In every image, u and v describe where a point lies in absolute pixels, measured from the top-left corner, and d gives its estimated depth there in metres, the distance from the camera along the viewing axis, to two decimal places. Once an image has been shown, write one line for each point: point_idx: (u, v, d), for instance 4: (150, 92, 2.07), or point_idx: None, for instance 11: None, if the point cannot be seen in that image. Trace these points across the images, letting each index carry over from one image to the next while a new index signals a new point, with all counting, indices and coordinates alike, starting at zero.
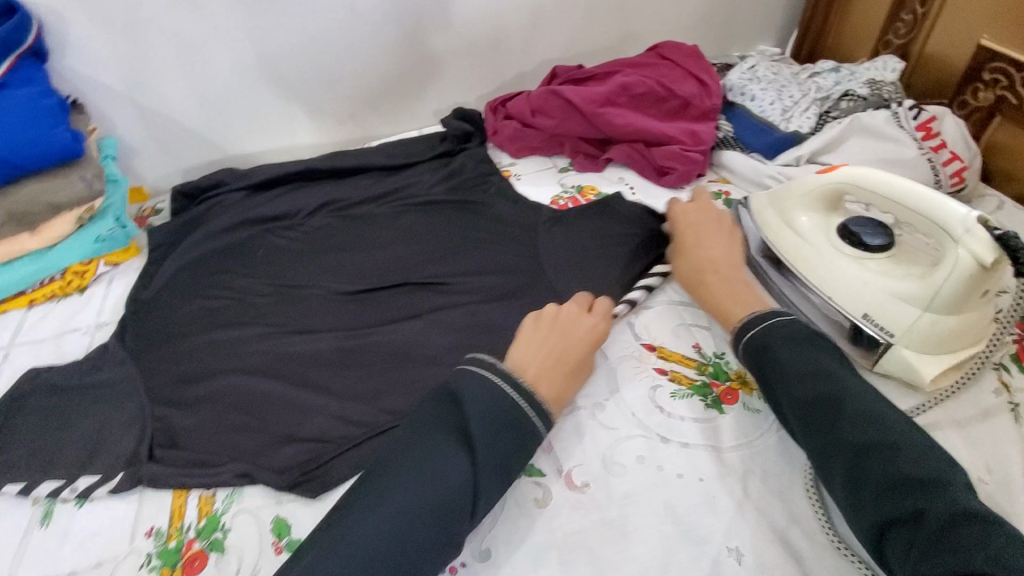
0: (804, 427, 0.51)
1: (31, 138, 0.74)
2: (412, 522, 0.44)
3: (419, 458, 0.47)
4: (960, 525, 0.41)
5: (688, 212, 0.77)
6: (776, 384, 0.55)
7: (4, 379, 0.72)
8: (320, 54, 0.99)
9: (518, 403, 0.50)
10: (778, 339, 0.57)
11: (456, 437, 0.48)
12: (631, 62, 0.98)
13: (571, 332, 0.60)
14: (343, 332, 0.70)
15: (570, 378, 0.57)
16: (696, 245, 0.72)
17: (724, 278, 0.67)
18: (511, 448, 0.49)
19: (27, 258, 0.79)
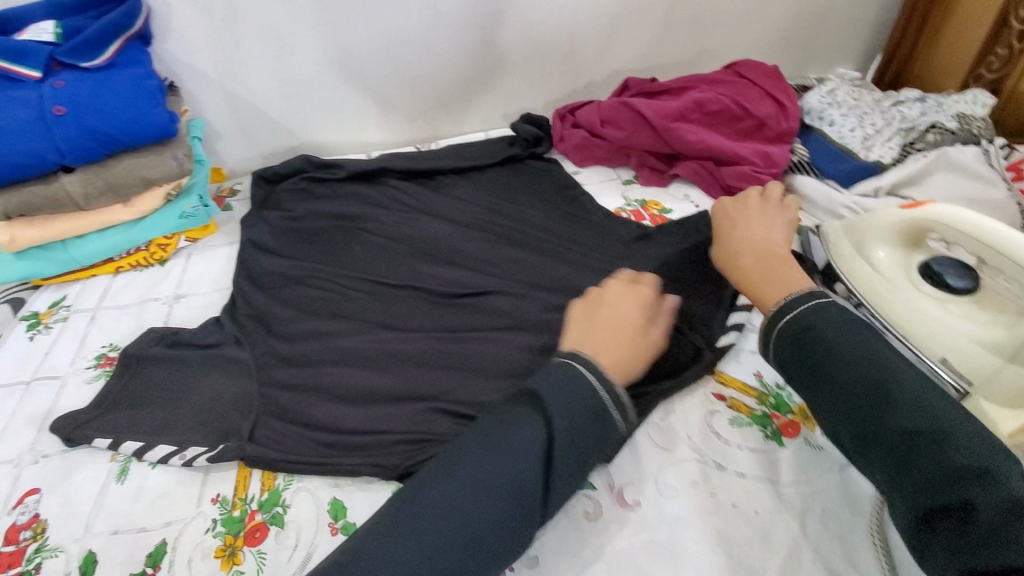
0: (846, 413, 0.47)
1: (133, 117, 0.79)
2: (491, 501, 0.44)
3: (507, 440, 0.46)
4: (1017, 521, 0.36)
5: (726, 204, 0.73)
6: (814, 367, 0.49)
7: (91, 339, 0.77)
8: (399, 52, 1.01)
9: (598, 393, 0.49)
10: (821, 320, 0.51)
11: (548, 419, 0.47)
12: (708, 77, 0.96)
13: (618, 307, 0.59)
14: (440, 334, 0.73)
15: (634, 346, 0.55)
16: (734, 231, 0.68)
17: (757, 257, 0.62)
18: (592, 435, 0.48)
19: (117, 228, 0.85)
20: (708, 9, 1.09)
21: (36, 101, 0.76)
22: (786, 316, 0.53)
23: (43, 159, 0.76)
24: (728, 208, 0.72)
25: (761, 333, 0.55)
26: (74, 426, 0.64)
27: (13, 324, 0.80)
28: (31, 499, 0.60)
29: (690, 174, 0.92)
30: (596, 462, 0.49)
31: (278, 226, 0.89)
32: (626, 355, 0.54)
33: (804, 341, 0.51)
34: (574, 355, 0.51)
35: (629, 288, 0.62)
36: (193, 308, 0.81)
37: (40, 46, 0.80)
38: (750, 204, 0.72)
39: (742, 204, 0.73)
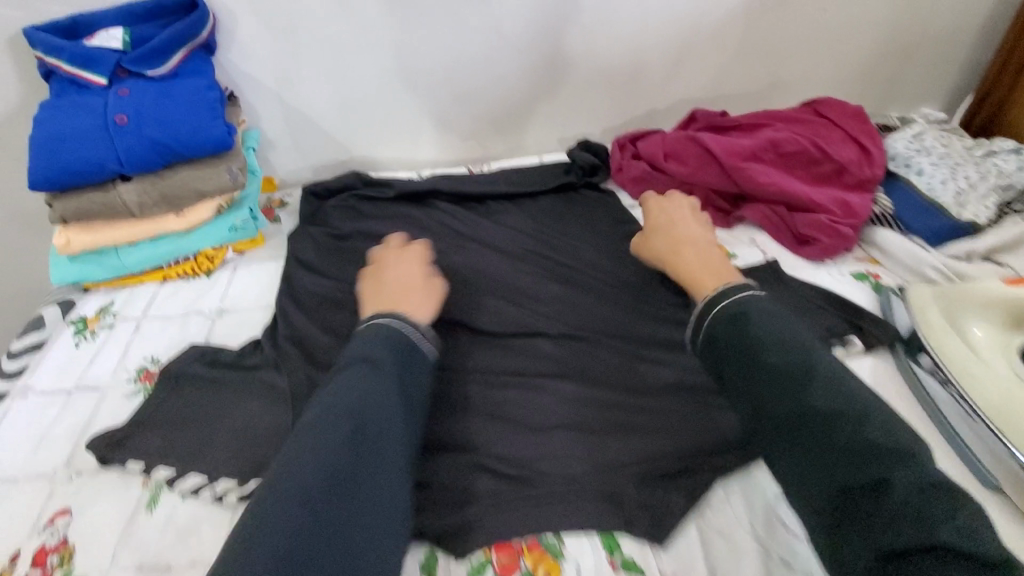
0: (774, 393, 0.49)
1: (193, 129, 0.78)
2: (330, 448, 0.45)
3: (341, 403, 0.49)
4: (924, 491, 0.40)
5: (663, 206, 0.79)
6: (749, 350, 0.52)
7: (134, 350, 0.77)
8: (458, 72, 0.99)
9: (410, 339, 0.57)
10: (754, 308, 0.55)
11: (377, 369, 0.52)
12: (783, 115, 0.90)
13: (397, 268, 0.71)
14: (482, 376, 0.69)
15: (417, 295, 0.66)
16: (673, 230, 0.74)
17: (694, 255, 0.69)
18: (410, 370, 0.55)
19: (168, 237, 0.84)
20: (788, 39, 1.01)
21: (102, 108, 0.78)
22: (722, 303, 0.57)
23: (102, 167, 0.76)
24: (659, 208, 0.79)
25: (698, 317, 0.58)
26: (108, 445, 0.63)
27: (62, 327, 0.81)
28: (61, 520, 0.59)
29: (759, 219, 0.86)
30: (419, 395, 0.55)
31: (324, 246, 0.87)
32: (416, 302, 0.65)
33: (741, 329, 0.53)
34: (403, 319, 0.59)
35: (403, 254, 0.75)
36: (235, 326, 0.79)
37: (109, 53, 0.80)
38: (682, 204, 0.79)
39: (674, 202, 0.79)
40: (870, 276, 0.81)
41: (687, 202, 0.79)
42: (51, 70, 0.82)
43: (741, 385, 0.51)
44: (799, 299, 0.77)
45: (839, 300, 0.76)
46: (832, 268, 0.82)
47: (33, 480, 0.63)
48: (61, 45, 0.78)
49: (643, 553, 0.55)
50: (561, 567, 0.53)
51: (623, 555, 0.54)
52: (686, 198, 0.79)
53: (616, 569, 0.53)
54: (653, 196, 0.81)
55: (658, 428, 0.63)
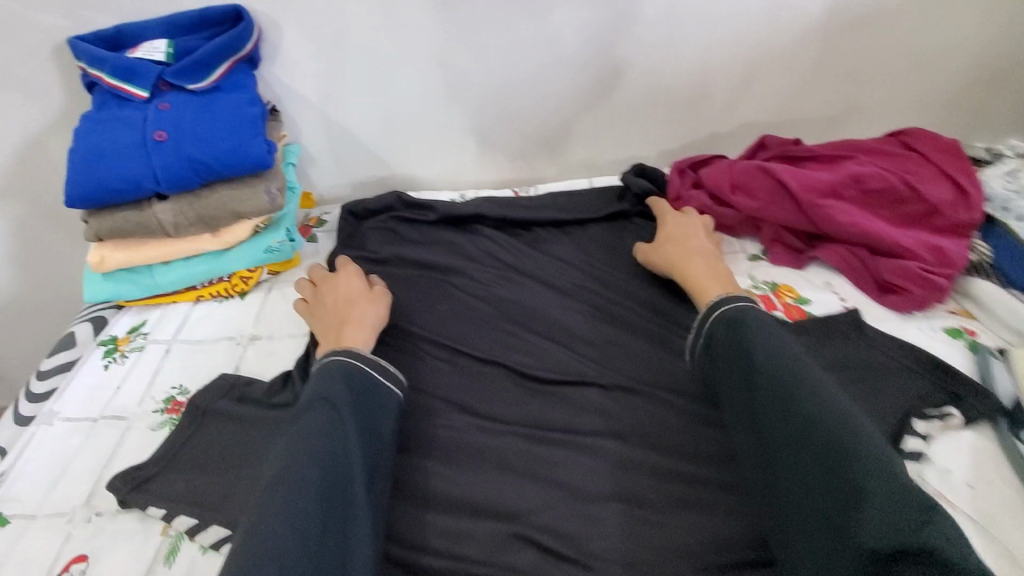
0: (762, 399, 0.53)
1: (232, 147, 0.74)
2: (301, 469, 0.52)
3: (310, 435, 0.55)
4: (901, 498, 0.44)
5: (678, 218, 0.80)
6: (743, 360, 0.56)
7: (161, 377, 0.73)
8: (507, 89, 0.93)
9: (370, 375, 0.62)
10: (750, 317, 0.59)
11: (337, 405, 0.58)
12: (867, 146, 0.81)
13: (337, 286, 0.74)
14: (527, 431, 0.64)
15: (358, 314, 0.70)
16: (683, 240, 0.76)
17: (701, 265, 0.71)
18: (366, 401, 0.60)
19: (203, 257, 0.81)
20: (869, 61, 0.92)
21: (141, 123, 0.75)
22: (721, 308, 0.62)
23: (139, 185, 0.73)
24: (673, 221, 0.80)
25: (700, 321, 0.63)
26: (130, 487, 0.60)
27: (91, 348, 0.78)
28: (77, 568, 0.55)
29: (835, 262, 0.78)
30: (386, 429, 0.60)
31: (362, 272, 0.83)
32: (359, 322, 0.69)
33: (737, 339, 0.58)
34: (349, 352, 0.63)
35: (335, 279, 0.76)
36: (266, 355, 0.75)
37: (151, 65, 0.77)
38: (697, 218, 0.80)
39: (685, 215, 0.81)
40: (965, 332, 0.72)
41: (700, 219, 0.80)
42: (93, 82, 0.80)
43: (733, 391, 0.57)
44: (884, 358, 0.68)
45: (929, 361, 0.67)
46: (920, 322, 0.74)
47: (52, 518, 0.60)
48: (104, 56, 0.76)
49: None
50: None
51: None
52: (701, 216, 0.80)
53: None
54: (665, 206, 0.83)
55: (723, 505, 0.57)
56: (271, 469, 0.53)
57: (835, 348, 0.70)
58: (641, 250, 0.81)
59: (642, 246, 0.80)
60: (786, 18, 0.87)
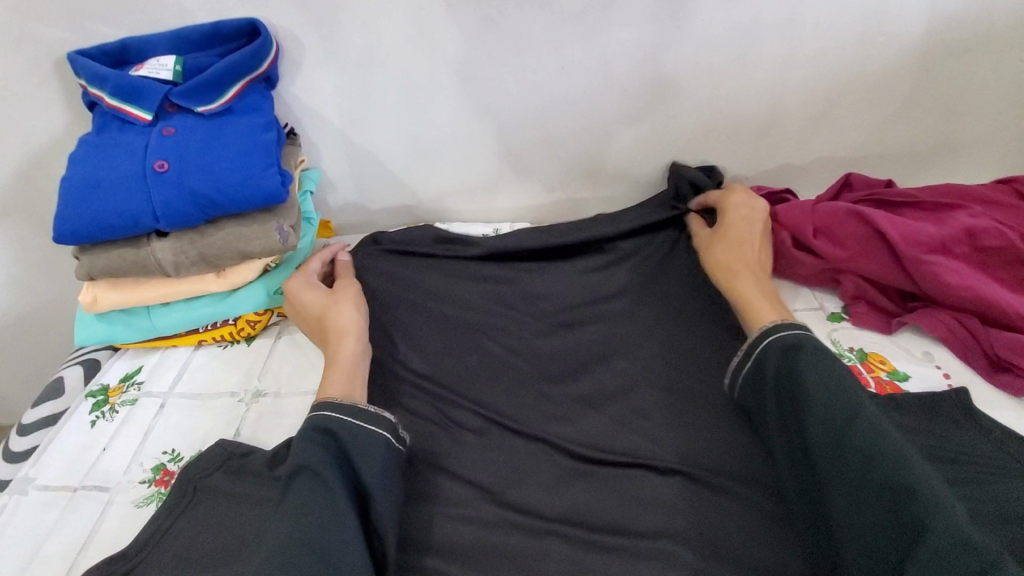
0: (816, 438, 0.50)
1: (241, 180, 0.66)
2: (286, 560, 0.45)
3: (296, 515, 0.48)
4: (958, 551, 0.41)
5: (740, 212, 0.74)
6: (797, 392, 0.52)
7: (150, 438, 0.65)
8: (550, 114, 0.83)
9: (363, 430, 0.54)
10: (807, 345, 0.55)
11: (317, 470, 0.50)
12: (973, 194, 0.72)
13: (301, 294, 0.70)
14: (570, 532, 0.53)
15: (339, 326, 0.66)
16: (739, 246, 0.71)
17: (750, 280, 0.67)
18: (358, 460, 0.52)
19: (207, 298, 0.73)
20: (971, 91, 0.80)
21: (143, 150, 0.67)
22: (773, 337, 0.57)
23: (136, 222, 0.65)
24: (734, 213, 0.74)
25: (748, 347, 0.58)
26: None
27: (80, 399, 0.70)
28: None
29: (938, 331, 0.67)
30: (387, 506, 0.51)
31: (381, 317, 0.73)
32: (342, 333, 0.65)
33: (789, 368, 0.54)
34: (340, 408, 0.55)
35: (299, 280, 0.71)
36: (271, 416, 0.66)
37: (157, 85, 0.69)
38: (761, 214, 0.74)
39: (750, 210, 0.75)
40: None
41: (762, 216, 0.74)
42: (94, 101, 0.72)
43: (784, 424, 0.53)
44: (997, 452, 0.57)
45: None
46: None
47: None
48: (105, 74, 0.68)
49: None
50: None
51: None
52: (763, 212, 0.74)
53: None
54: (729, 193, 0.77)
55: None
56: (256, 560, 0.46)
57: (941, 434, 0.59)
58: (694, 236, 0.77)
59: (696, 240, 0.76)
60: (877, 41, 0.75)
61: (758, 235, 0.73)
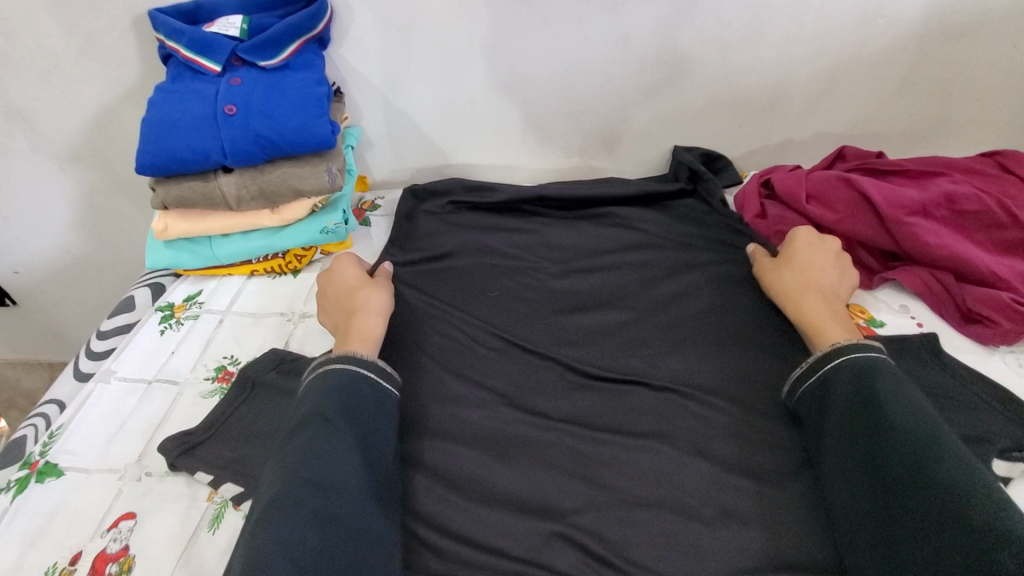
0: (889, 454, 0.49)
1: (297, 126, 0.75)
2: (306, 475, 0.49)
3: (308, 450, 0.51)
4: None
5: (809, 238, 0.72)
6: (872, 408, 0.52)
7: (208, 350, 0.74)
8: (572, 83, 0.91)
9: (370, 379, 0.58)
10: (883, 368, 0.55)
11: (330, 416, 0.53)
12: (958, 165, 0.76)
13: (342, 271, 0.74)
14: (575, 428, 0.61)
15: (368, 302, 0.68)
16: (808, 268, 0.69)
17: (820, 305, 0.65)
18: (363, 403, 0.56)
19: (261, 232, 0.82)
20: (966, 74, 0.86)
21: (213, 96, 0.76)
22: (850, 356, 0.57)
23: (207, 156, 0.74)
24: (806, 240, 0.72)
25: (824, 355, 0.59)
26: (180, 450, 0.60)
27: (150, 313, 0.80)
28: (125, 524, 0.56)
29: (917, 286, 0.72)
30: (389, 434, 0.57)
31: (412, 253, 0.82)
32: (370, 313, 0.67)
33: (867, 385, 0.54)
34: (341, 357, 0.59)
35: (331, 268, 0.75)
36: (316, 332, 0.75)
37: (226, 40, 0.78)
38: (833, 242, 0.72)
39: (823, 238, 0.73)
40: None
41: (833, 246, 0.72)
42: (170, 54, 0.82)
43: (847, 436, 0.53)
44: (964, 389, 0.64)
45: (1005, 397, 0.62)
46: (1006, 356, 0.68)
47: (104, 474, 0.61)
48: (182, 29, 0.78)
49: None
50: None
51: None
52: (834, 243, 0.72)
53: None
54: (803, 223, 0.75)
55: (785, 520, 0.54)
56: (266, 493, 0.49)
57: (916, 371, 0.66)
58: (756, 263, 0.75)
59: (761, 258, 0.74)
60: (877, 23, 0.82)
61: (832, 257, 0.71)
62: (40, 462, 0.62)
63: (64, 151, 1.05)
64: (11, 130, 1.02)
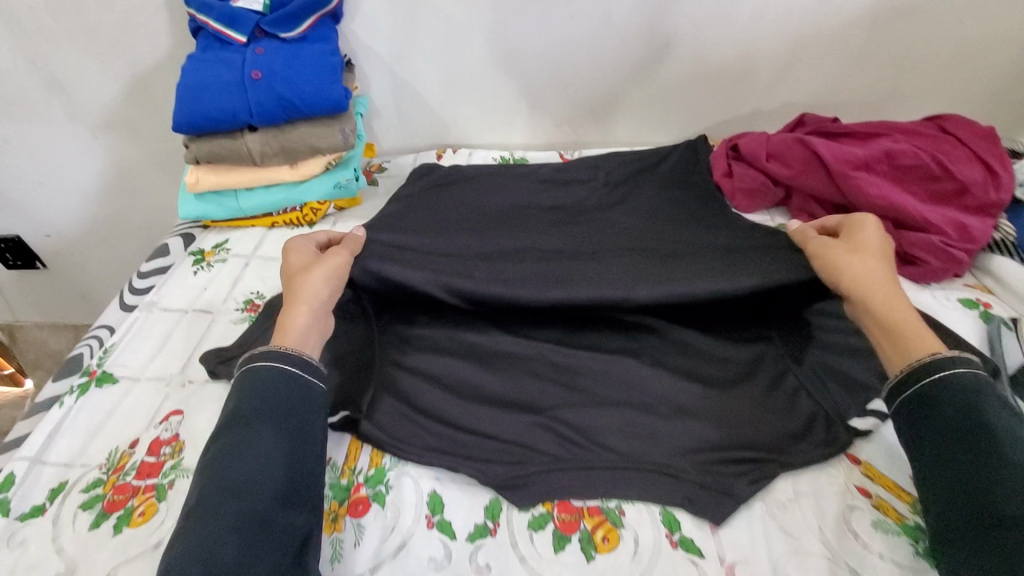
0: (1009, 497, 0.44)
1: (314, 90, 0.84)
2: (225, 468, 0.49)
3: (229, 450, 0.50)
4: None
5: (877, 231, 0.66)
6: (979, 430, 0.48)
7: (236, 288, 0.84)
8: (561, 57, 1.00)
9: (302, 378, 0.56)
10: (989, 391, 0.50)
11: (250, 418, 0.52)
12: (903, 127, 0.84)
13: (288, 259, 0.69)
14: (556, 344, 0.70)
15: (301, 290, 0.63)
16: (884, 262, 0.63)
17: (903, 302, 0.59)
18: (285, 397, 0.54)
19: (281, 187, 0.92)
20: (916, 49, 0.95)
21: (240, 64, 0.85)
22: (959, 368, 0.51)
23: (235, 117, 0.84)
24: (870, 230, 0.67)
25: (930, 364, 0.52)
26: (218, 360, 0.70)
27: (184, 257, 0.90)
28: (174, 418, 0.66)
29: None
30: (317, 426, 0.55)
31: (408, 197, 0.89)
32: (297, 305, 0.62)
33: (976, 406, 0.49)
34: (279, 357, 0.57)
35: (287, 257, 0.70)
36: None
37: (251, 14, 0.87)
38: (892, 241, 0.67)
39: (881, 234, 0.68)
40: (979, 304, 0.75)
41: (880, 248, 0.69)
42: (200, 26, 0.91)
43: (953, 468, 0.48)
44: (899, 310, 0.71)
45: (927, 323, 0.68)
46: (935, 292, 0.76)
47: (152, 381, 0.71)
48: (212, 3, 0.87)
49: (703, 536, 0.54)
50: (620, 533, 0.54)
51: (682, 534, 0.54)
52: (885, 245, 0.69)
53: (674, 545, 0.53)
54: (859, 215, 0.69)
55: (737, 413, 0.62)
56: (189, 497, 0.49)
57: None
58: (816, 247, 0.66)
59: (824, 245, 0.65)
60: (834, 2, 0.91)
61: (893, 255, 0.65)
62: (98, 370, 0.72)
63: (97, 120, 1.15)
64: (50, 99, 1.12)
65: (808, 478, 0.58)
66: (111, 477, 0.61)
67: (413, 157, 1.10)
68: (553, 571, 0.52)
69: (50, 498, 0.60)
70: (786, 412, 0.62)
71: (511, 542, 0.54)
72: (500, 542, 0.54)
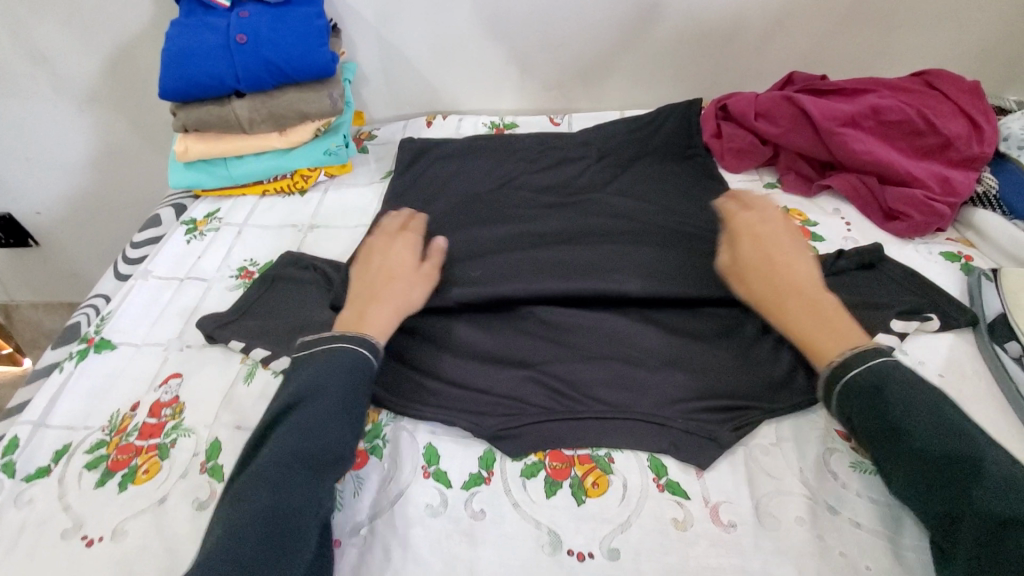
0: (945, 493, 0.45)
1: (301, 53, 0.83)
2: (279, 442, 0.49)
3: (282, 427, 0.50)
4: None
5: (759, 233, 0.67)
6: (894, 429, 0.49)
7: (230, 256, 0.84)
8: (549, 19, 0.99)
9: (355, 363, 0.55)
10: (891, 380, 0.51)
11: (308, 396, 0.52)
12: (890, 83, 0.84)
13: (388, 252, 0.69)
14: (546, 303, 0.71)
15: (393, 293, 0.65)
16: (772, 269, 0.63)
17: (795, 308, 0.59)
18: (334, 378, 0.53)
19: (271, 154, 0.92)
20: (906, 4, 0.95)
21: (225, 28, 0.83)
22: (850, 370, 0.53)
23: (223, 82, 0.83)
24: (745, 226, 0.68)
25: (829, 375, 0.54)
26: (215, 326, 0.72)
27: (176, 227, 0.90)
28: (173, 381, 0.67)
29: (846, 189, 0.81)
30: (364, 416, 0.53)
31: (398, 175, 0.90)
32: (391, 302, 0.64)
33: (880, 406, 0.50)
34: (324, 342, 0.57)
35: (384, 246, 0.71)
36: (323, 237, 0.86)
37: None
38: (780, 227, 0.67)
39: (769, 225, 0.67)
40: (961, 257, 0.76)
41: (775, 218, 0.68)
42: None
43: (888, 474, 0.49)
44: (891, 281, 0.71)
45: (914, 277, 0.70)
46: (919, 245, 0.77)
47: (151, 346, 0.72)
48: None
49: (689, 481, 0.56)
50: (608, 479, 0.56)
51: (668, 478, 0.56)
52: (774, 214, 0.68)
53: (660, 489, 0.55)
54: (739, 215, 0.70)
55: (723, 365, 0.64)
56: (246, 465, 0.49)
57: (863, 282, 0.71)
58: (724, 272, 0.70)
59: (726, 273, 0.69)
60: None
61: (786, 246, 0.65)
62: (96, 337, 0.74)
63: (82, 93, 1.14)
64: (35, 72, 1.10)
65: (790, 423, 0.60)
66: (114, 438, 0.63)
67: (403, 124, 1.09)
68: (545, 514, 0.54)
69: (55, 459, 0.62)
70: (772, 363, 0.64)
71: (504, 489, 0.56)
72: (494, 489, 0.56)
